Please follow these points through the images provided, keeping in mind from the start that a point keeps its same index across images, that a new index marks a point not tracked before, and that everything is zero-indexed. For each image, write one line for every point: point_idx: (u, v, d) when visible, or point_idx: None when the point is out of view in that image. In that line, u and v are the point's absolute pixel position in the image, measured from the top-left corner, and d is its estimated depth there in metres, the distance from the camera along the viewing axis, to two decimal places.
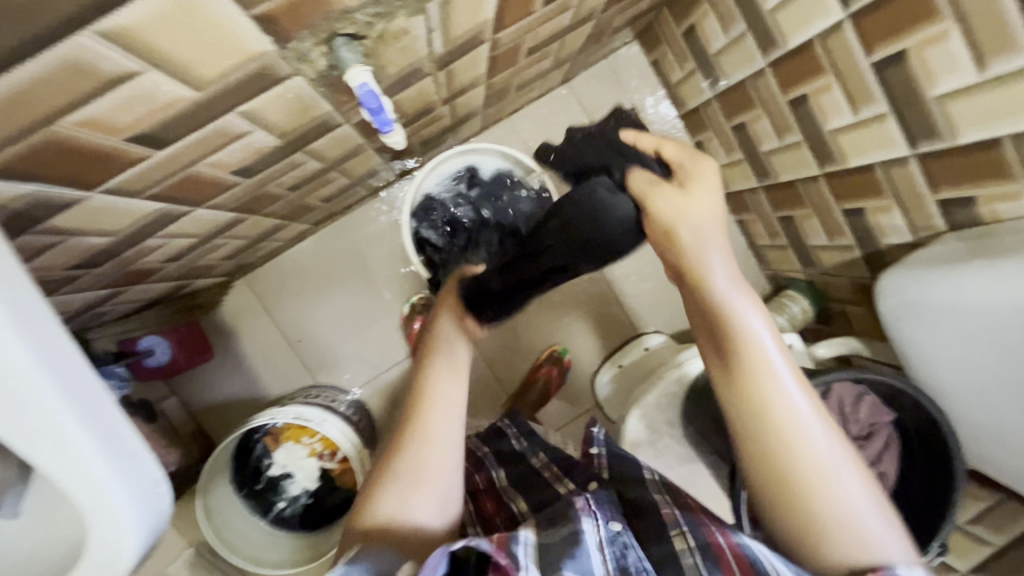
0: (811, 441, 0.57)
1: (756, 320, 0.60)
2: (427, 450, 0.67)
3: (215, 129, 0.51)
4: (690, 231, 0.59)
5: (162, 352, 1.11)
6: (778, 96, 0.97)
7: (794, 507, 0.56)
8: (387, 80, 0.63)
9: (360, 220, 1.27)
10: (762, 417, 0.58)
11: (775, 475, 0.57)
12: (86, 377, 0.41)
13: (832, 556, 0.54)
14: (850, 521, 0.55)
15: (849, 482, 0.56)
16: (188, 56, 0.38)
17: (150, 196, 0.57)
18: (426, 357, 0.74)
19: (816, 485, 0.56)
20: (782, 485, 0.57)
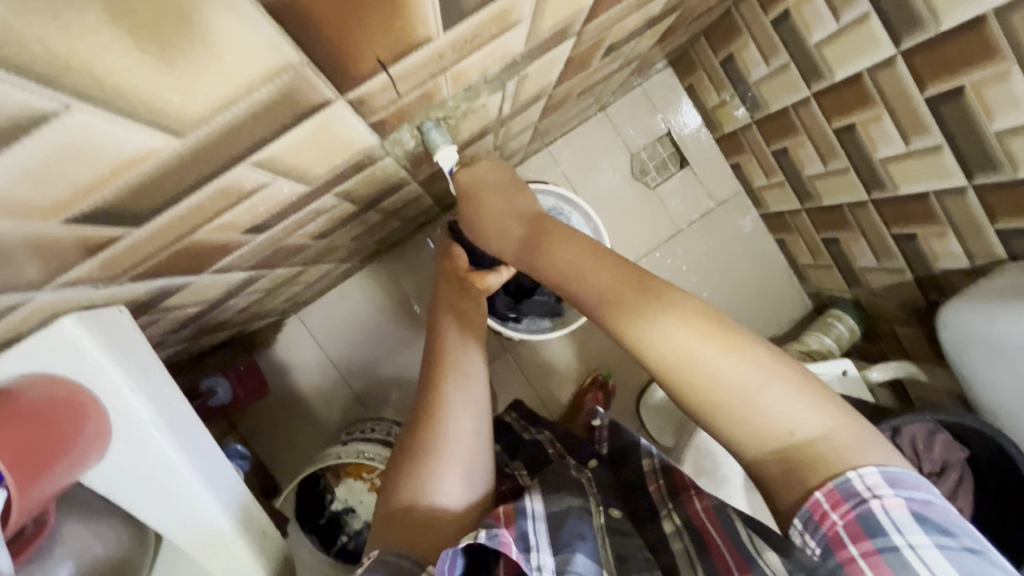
0: (712, 362, 0.49)
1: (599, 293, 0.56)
2: (454, 423, 0.68)
3: (311, 208, 0.54)
4: (521, 233, 0.65)
5: (223, 391, 1.18)
6: (823, 124, 0.98)
7: (719, 419, 0.49)
8: (459, 142, 0.66)
9: (404, 254, 1.30)
10: (642, 344, 0.52)
11: (697, 393, 0.49)
12: (221, 462, 0.44)
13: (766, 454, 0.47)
14: (788, 432, 0.47)
15: (762, 389, 0.48)
16: (311, 163, 0.41)
17: (244, 268, 0.60)
18: (445, 342, 0.76)
19: (739, 399, 0.48)
20: (700, 402, 0.50)
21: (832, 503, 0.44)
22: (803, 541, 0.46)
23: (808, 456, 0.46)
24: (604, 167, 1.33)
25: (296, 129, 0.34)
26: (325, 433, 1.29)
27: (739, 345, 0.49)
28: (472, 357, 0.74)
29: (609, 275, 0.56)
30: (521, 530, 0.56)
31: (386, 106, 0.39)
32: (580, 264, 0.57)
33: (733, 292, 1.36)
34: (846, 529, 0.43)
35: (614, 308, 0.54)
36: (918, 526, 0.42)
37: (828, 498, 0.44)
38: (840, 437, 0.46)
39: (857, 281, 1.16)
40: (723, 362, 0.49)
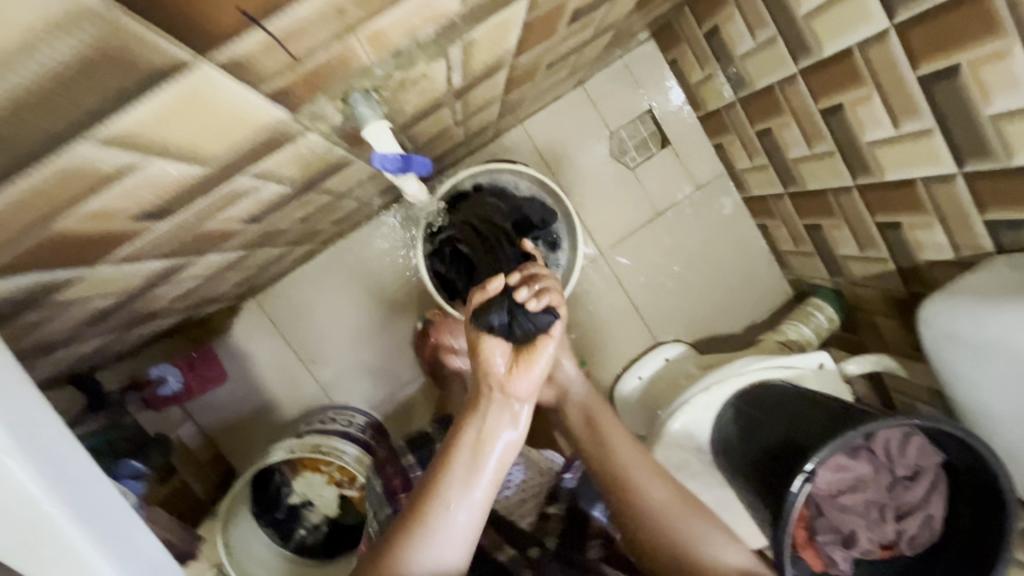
0: (637, 480, 0.80)
1: (680, 521, 0.77)
2: (435, 538, 0.63)
3: (223, 192, 0.47)
4: (625, 461, 0.82)
5: (174, 380, 1.12)
6: (809, 105, 0.92)
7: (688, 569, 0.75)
8: (404, 119, 0.59)
9: (371, 236, 1.23)
10: (666, 535, 0.77)
11: (657, 551, 0.77)
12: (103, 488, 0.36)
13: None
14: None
15: (717, 547, 0.75)
16: (197, 141, 0.34)
17: (156, 257, 0.53)
18: (460, 446, 0.68)
19: (715, 575, 0.74)
20: (680, 558, 0.75)
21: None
22: None
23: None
24: (582, 145, 1.26)
25: (145, 101, 0.27)
26: (286, 421, 1.23)
27: (715, 531, 0.77)
28: (481, 461, 0.68)
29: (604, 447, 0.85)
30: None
31: (283, 71, 0.33)
32: (643, 471, 0.81)
33: (712, 278, 1.32)
34: None
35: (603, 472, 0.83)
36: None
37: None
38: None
39: (840, 269, 1.11)
40: (653, 491, 0.79)
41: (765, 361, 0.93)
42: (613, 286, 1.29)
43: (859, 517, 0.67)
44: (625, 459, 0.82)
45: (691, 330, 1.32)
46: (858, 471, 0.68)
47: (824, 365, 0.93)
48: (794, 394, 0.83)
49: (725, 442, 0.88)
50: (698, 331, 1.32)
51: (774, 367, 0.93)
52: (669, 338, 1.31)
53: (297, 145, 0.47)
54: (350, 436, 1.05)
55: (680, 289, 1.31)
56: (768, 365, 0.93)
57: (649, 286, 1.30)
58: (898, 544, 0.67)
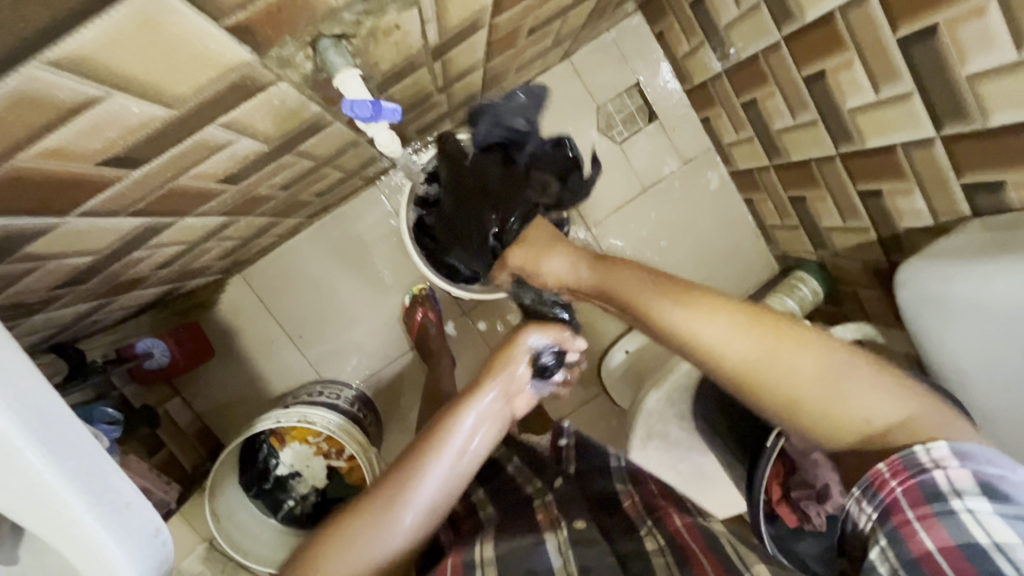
0: (682, 321, 0.70)
1: (715, 330, 0.67)
2: (365, 529, 0.64)
3: (194, 143, 0.47)
4: (588, 271, 0.86)
5: (161, 353, 1.11)
6: (793, 73, 0.92)
7: (827, 411, 0.61)
8: (379, 78, 0.59)
9: (358, 211, 1.23)
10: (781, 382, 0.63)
11: (772, 391, 0.64)
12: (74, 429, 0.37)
13: (847, 441, 0.61)
14: (880, 413, 0.60)
15: (846, 388, 0.61)
16: (158, 77, 0.34)
17: (130, 213, 0.53)
18: (447, 437, 0.71)
19: (830, 395, 0.61)
20: (820, 404, 0.61)
21: (894, 475, 0.57)
22: (862, 510, 0.59)
23: (897, 440, 0.59)
24: (569, 119, 1.26)
25: (96, 23, 0.27)
26: (274, 396, 1.23)
27: (810, 355, 0.63)
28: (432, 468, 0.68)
29: (632, 286, 0.78)
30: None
31: (243, 4, 0.33)
32: (651, 300, 0.75)
33: (699, 253, 1.32)
34: (905, 493, 0.56)
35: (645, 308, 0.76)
36: (982, 497, 0.53)
37: (891, 471, 0.57)
38: (926, 423, 0.59)
39: (824, 242, 1.12)
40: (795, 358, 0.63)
41: None
42: (600, 261, 1.30)
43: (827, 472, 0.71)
44: (593, 278, 0.84)
45: None
46: None
47: None
48: None
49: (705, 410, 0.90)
50: None
51: None
52: None
53: (268, 96, 0.47)
54: (338, 408, 1.06)
55: (668, 265, 1.31)
56: None
57: (636, 261, 1.30)
58: None
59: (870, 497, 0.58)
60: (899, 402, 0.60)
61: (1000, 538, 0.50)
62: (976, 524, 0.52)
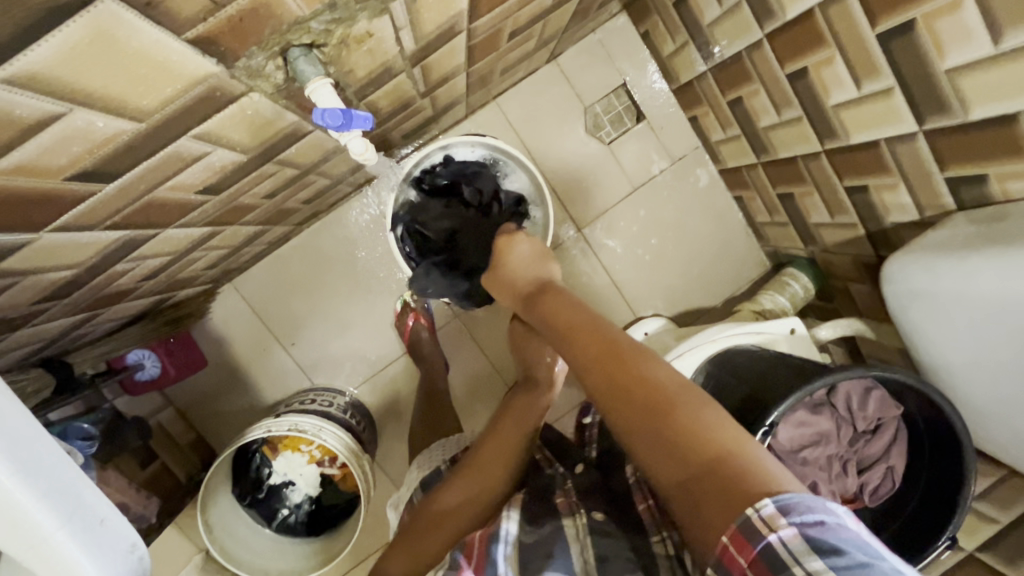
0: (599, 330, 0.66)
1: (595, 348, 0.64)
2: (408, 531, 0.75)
3: (168, 155, 0.47)
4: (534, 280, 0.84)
5: (152, 364, 1.13)
6: (776, 70, 0.92)
7: (662, 436, 0.52)
8: (356, 85, 0.59)
9: (347, 217, 1.22)
10: (628, 395, 0.57)
11: (624, 402, 0.57)
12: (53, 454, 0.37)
13: (670, 471, 0.50)
14: (725, 436, 0.50)
15: (687, 412, 0.52)
16: (118, 91, 0.34)
17: (107, 226, 0.53)
18: (499, 424, 0.83)
19: (666, 409, 0.53)
20: (654, 425, 0.53)
21: (737, 547, 0.43)
22: None
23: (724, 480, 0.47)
24: (556, 121, 1.26)
25: (50, 37, 0.27)
26: (267, 404, 1.23)
27: (665, 370, 0.58)
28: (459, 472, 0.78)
29: (563, 314, 0.73)
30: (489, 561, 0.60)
31: (203, 16, 0.33)
32: (564, 309, 0.73)
33: (690, 251, 1.32)
34: (751, 570, 0.43)
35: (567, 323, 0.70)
36: (815, 554, 0.41)
37: (733, 542, 0.44)
38: (743, 460, 0.48)
39: (813, 237, 1.12)
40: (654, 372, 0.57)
41: (737, 327, 0.93)
42: (591, 262, 1.29)
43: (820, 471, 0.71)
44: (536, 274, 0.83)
45: (670, 304, 1.32)
46: (820, 426, 0.72)
47: (796, 330, 0.94)
48: (764, 358, 0.84)
49: None
50: (678, 305, 1.33)
51: (746, 333, 0.93)
52: (648, 312, 1.32)
53: (242, 106, 0.47)
54: (331, 416, 1.06)
55: (659, 264, 1.31)
56: (740, 332, 0.93)
57: (627, 260, 1.30)
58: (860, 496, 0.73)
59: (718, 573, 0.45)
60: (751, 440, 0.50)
61: None
62: None
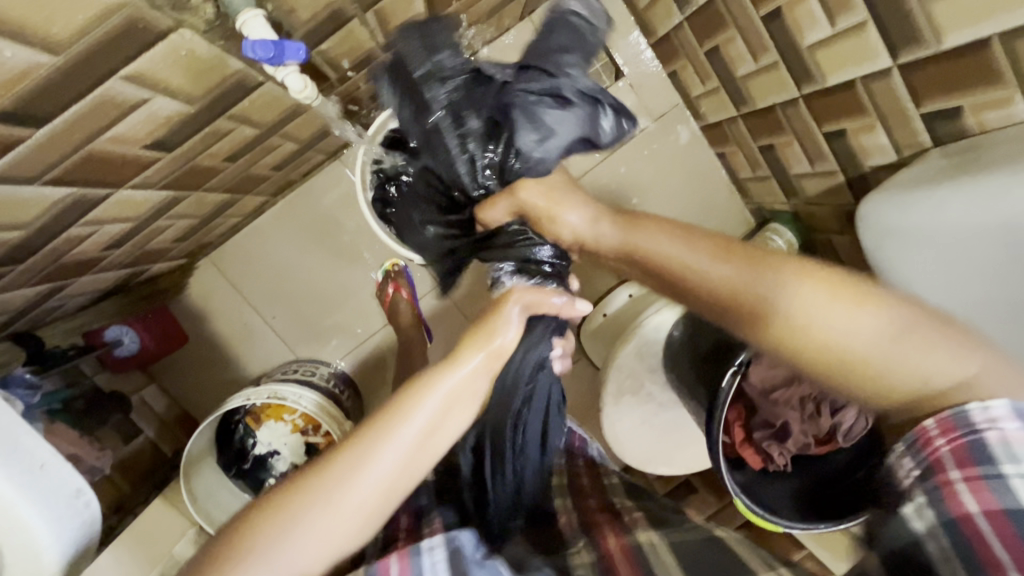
0: (774, 295, 0.60)
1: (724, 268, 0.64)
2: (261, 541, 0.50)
3: (100, 100, 0.45)
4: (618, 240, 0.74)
5: (130, 340, 1.09)
6: (752, 13, 0.90)
7: (842, 380, 0.56)
8: (303, 28, 0.57)
9: (322, 187, 1.20)
10: (774, 330, 0.59)
11: (810, 353, 0.57)
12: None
13: (879, 403, 0.55)
14: (932, 372, 0.52)
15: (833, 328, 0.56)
16: (19, 14, 0.33)
17: (49, 181, 0.51)
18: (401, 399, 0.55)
19: (868, 360, 0.54)
20: (837, 375, 0.56)
21: (940, 431, 0.50)
22: (904, 465, 0.52)
23: (935, 408, 0.52)
24: None
25: None
26: (250, 379, 1.23)
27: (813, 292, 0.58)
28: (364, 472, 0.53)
29: (656, 244, 0.70)
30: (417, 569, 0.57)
31: None
32: (662, 251, 0.69)
33: (673, 211, 1.30)
34: (952, 453, 0.48)
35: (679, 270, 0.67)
36: (1023, 447, 0.46)
37: (937, 425, 0.50)
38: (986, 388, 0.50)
39: (795, 189, 1.10)
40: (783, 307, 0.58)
41: None
42: None
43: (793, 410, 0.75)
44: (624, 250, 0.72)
45: None
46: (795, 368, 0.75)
47: None
48: None
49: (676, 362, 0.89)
50: None
51: None
52: None
53: (174, 43, 0.45)
54: (313, 385, 1.06)
55: None
56: None
57: None
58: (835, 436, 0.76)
59: (914, 453, 0.51)
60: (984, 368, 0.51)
61: None
62: (1022, 486, 0.45)
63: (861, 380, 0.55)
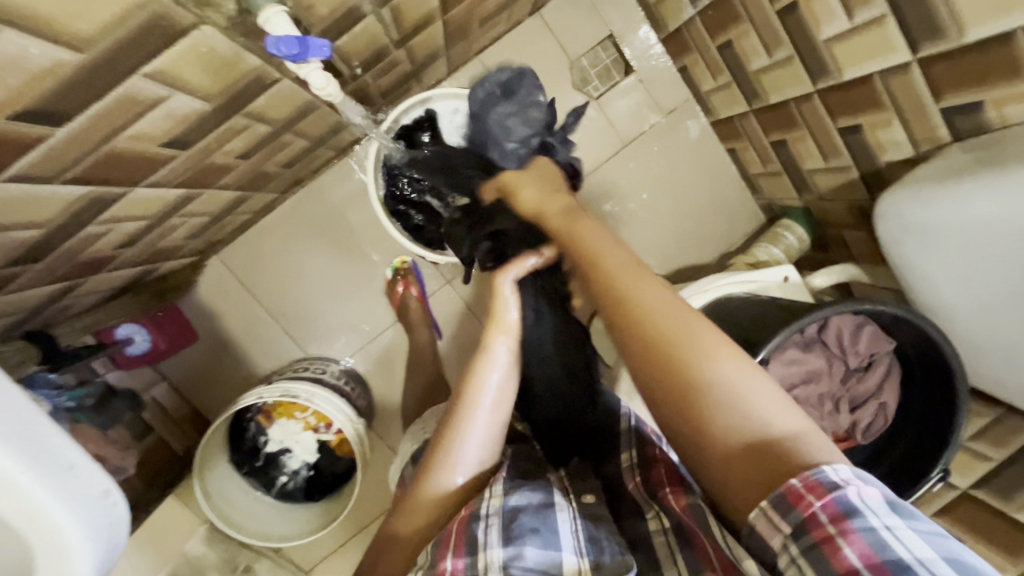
0: (685, 324, 0.55)
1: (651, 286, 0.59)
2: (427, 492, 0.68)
3: (122, 98, 0.45)
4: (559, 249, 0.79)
5: (142, 339, 1.10)
6: (767, 7, 0.89)
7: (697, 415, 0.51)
8: (319, 26, 0.56)
9: (332, 183, 1.20)
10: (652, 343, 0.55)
11: (676, 381, 0.53)
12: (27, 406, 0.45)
13: (714, 453, 0.51)
14: (761, 422, 0.50)
15: (726, 362, 0.52)
16: (46, 10, 0.32)
17: (68, 179, 0.51)
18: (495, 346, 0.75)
19: (706, 369, 0.52)
20: (689, 407, 0.52)
21: (809, 487, 0.46)
22: (780, 538, 0.47)
23: (771, 461, 0.49)
24: (543, 76, 1.22)
25: None
26: (260, 377, 1.23)
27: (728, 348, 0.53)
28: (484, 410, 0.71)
29: (588, 243, 0.66)
30: (469, 535, 0.59)
31: None
32: (602, 248, 0.65)
33: (682, 207, 1.30)
34: (825, 512, 0.44)
35: (588, 265, 0.64)
36: (893, 512, 0.44)
37: (805, 483, 0.46)
38: (802, 453, 0.48)
39: (808, 185, 1.09)
40: (688, 329, 0.55)
41: (728, 277, 0.92)
42: None
43: (813, 409, 0.75)
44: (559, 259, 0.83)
45: (664, 262, 1.30)
46: (812, 365, 0.75)
47: (789, 278, 0.92)
48: (759, 303, 0.83)
49: None
50: (671, 263, 1.31)
51: (735, 283, 0.92)
52: None
53: (195, 39, 0.45)
54: (324, 383, 1.05)
55: (651, 220, 1.29)
56: (731, 282, 0.92)
57: (619, 219, 1.28)
58: (852, 434, 0.76)
59: (779, 513, 0.46)
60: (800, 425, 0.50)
61: (922, 553, 0.42)
62: (898, 541, 0.42)
63: (692, 416, 0.52)
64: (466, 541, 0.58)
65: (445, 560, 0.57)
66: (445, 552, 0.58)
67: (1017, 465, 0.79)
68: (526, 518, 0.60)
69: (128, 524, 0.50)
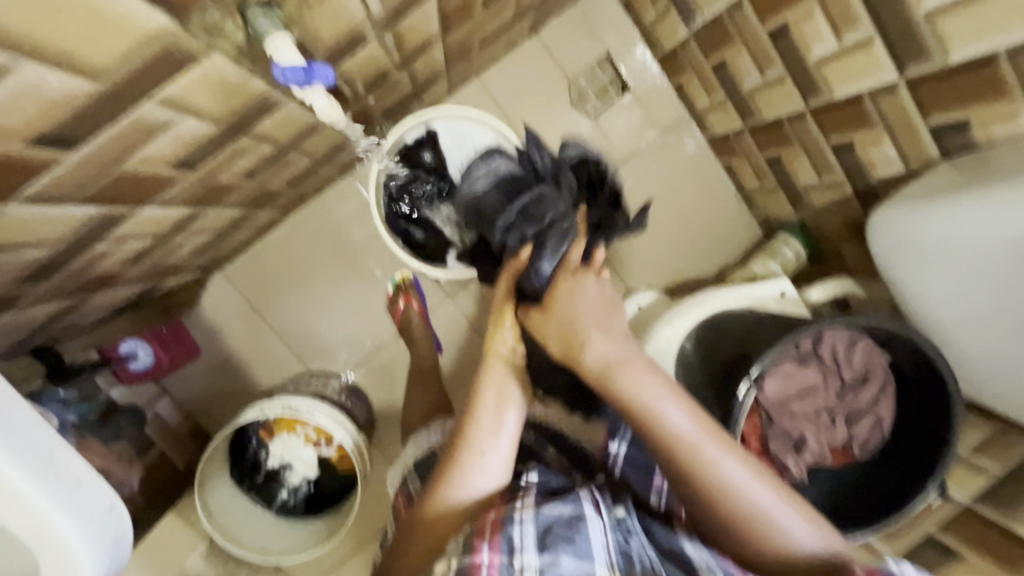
0: (705, 460, 0.60)
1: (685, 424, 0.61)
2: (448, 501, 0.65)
3: (132, 123, 0.47)
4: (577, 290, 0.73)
5: (145, 355, 1.10)
6: (759, 29, 0.92)
7: (741, 545, 0.61)
8: (323, 52, 0.58)
9: (335, 200, 1.22)
10: (701, 490, 0.60)
11: (727, 521, 0.60)
12: (31, 418, 0.45)
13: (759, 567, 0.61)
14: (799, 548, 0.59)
15: (763, 499, 0.60)
16: (63, 42, 0.34)
17: (78, 200, 0.53)
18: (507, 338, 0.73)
19: (741, 489, 0.60)
20: (736, 540, 0.61)
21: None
22: None
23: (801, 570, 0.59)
24: (541, 95, 1.24)
25: None
26: (261, 392, 1.23)
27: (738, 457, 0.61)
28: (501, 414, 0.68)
29: (620, 374, 0.63)
30: (505, 534, 0.59)
31: None
32: (636, 389, 0.62)
33: (680, 222, 1.31)
34: None
35: (625, 413, 0.63)
36: None
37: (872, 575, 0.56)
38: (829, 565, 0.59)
39: (803, 201, 1.10)
40: (724, 469, 0.60)
41: (724, 292, 0.92)
42: None
43: (808, 423, 0.75)
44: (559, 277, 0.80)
45: (662, 276, 1.31)
46: (809, 379, 0.75)
47: (785, 293, 0.93)
48: (756, 317, 0.84)
49: (688, 372, 0.89)
50: (669, 277, 1.32)
51: (732, 298, 0.92)
52: (640, 285, 1.31)
53: (204, 67, 0.47)
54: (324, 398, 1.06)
55: (649, 235, 1.30)
56: (727, 297, 0.92)
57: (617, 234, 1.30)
58: (851, 448, 0.76)
59: None
60: (826, 533, 0.61)
61: None
62: None
63: (741, 544, 0.61)
64: (502, 538, 0.59)
65: (480, 551, 0.58)
66: (480, 542, 0.59)
67: (1017, 479, 0.80)
68: (560, 527, 0.61)
69: (132, 538, 0.51)
